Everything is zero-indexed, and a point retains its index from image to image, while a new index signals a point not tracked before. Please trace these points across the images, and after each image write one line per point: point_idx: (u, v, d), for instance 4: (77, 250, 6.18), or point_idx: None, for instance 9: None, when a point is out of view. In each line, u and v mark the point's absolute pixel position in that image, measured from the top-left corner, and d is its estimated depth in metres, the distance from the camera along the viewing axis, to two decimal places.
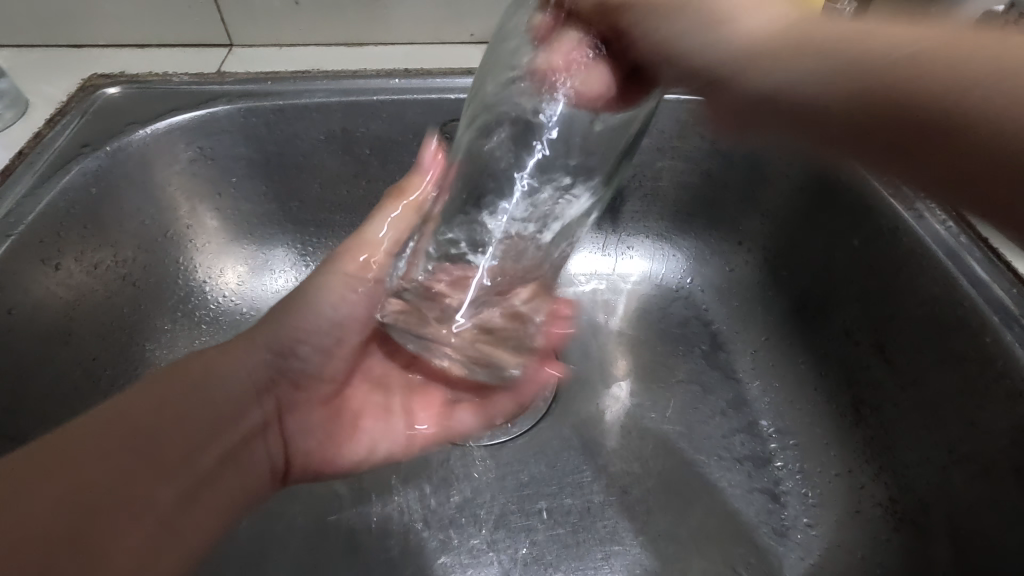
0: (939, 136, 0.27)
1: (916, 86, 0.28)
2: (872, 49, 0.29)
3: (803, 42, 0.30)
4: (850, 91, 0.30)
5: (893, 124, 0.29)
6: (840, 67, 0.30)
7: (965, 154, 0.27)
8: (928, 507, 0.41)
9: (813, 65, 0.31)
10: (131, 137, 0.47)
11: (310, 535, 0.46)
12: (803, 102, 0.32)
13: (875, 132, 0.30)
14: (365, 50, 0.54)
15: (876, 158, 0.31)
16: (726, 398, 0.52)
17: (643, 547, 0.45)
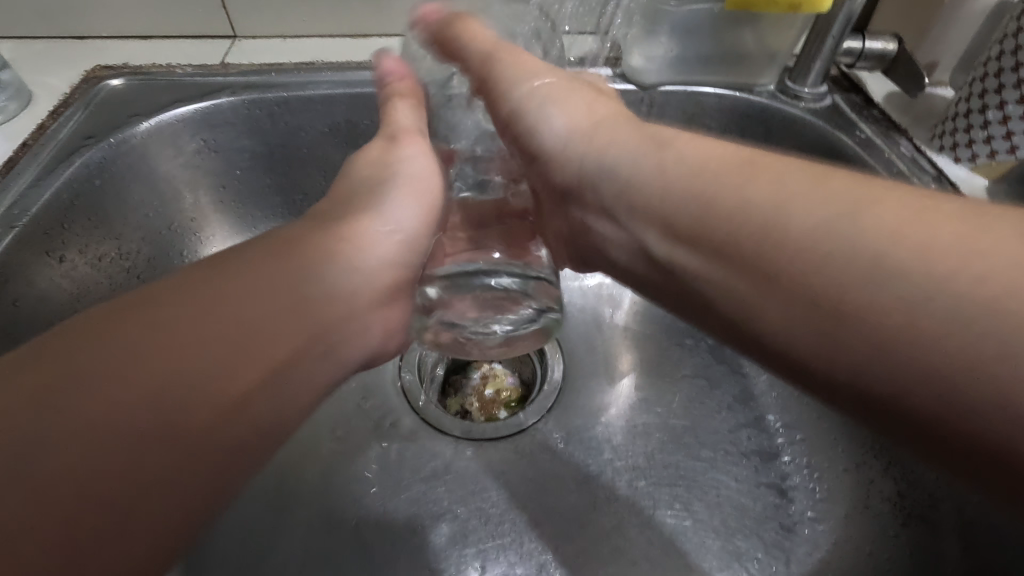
0: (873, 338, 0.22)
1: (834, 271, 0.23)
2: (781, 204, 0.25)
3: (694, 188, 0.28)
4: (740, 247, 0.26)
5: (812, 313, 0.23)
6: (733, 233, 0.26)
7: (860, 352, 0.22)
8: (937, 503, 0.41)
9: (698, 241, 0.28)
10: (135, 129, 0.46)
11: (315, 528, 0.45)
12: (652, 235, 0.30)
13: (777, 318, 0.25)
14: (370, 41, 0.54)
15: (777, 338, 0.25)
16: (732, 392, 0.52)
17: (649, 542, 0.45)
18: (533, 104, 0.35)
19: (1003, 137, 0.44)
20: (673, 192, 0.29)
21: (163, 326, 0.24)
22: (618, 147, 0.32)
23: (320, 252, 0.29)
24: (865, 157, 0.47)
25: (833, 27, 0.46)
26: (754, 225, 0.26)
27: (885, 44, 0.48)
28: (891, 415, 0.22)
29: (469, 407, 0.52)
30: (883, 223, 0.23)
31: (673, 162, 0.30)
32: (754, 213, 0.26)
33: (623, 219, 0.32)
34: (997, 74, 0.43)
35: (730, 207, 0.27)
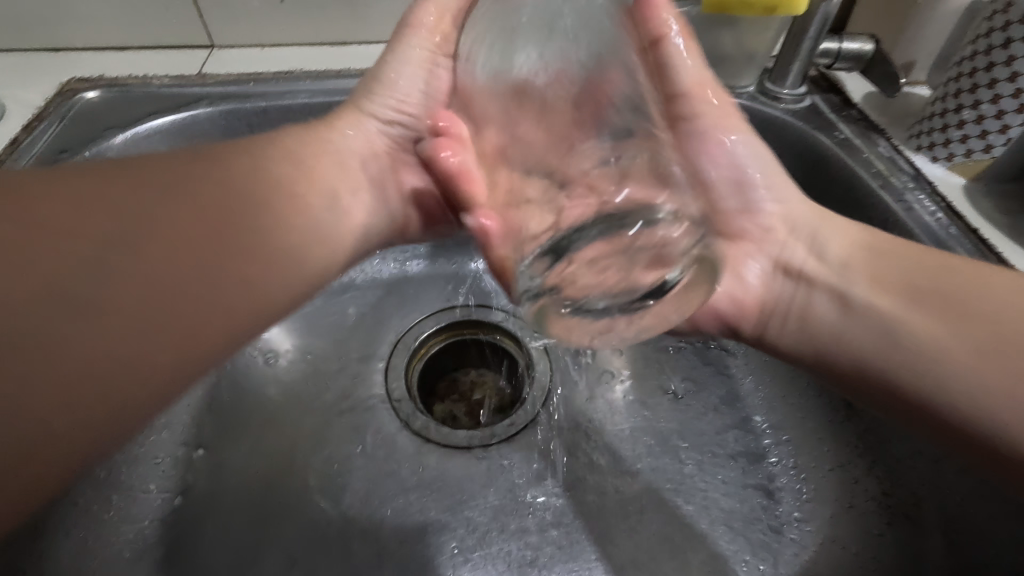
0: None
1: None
2: (989, 292, 0.33)
3: (907, 254, 0.36)
4: (966, 327, 0.32)
5: (1003, 370, 0.30)
6: (940, 299, 0.33)
7: (991, 392, 0.30)
8: (921, 502, 0.41)
9: (913, 305, 0.34)
10: (109, 142, 0.46)
11: (302, 541, 0.45)
12: (854, 286, 0.36)
13: (939, 365, 0.32)
14: (350, 49, 0.54)
15: (946, 379, 0.31)
16: (718, 394, 0.52)
17: (638, 546, 0.45)
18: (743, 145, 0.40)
19: (979, 136, 0.44)
20: (891, 274, 0.36)
21: (86, 217, 0.26)
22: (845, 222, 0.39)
23: (292, 171, 0.36)
24: (843, 156, 0.47)
25: (809, 30, 0.46)
26: (964, 298, 0.33)
27: (862, 44, 0.48)
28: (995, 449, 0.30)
29: (457, 413, 0.54)
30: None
31: (886, 238, 0.38)
32: (962, 295, 0.33)
33: (829, 274, 0.37)
34: (972, 74, 0.44)
35: (940, 274, 0.34)
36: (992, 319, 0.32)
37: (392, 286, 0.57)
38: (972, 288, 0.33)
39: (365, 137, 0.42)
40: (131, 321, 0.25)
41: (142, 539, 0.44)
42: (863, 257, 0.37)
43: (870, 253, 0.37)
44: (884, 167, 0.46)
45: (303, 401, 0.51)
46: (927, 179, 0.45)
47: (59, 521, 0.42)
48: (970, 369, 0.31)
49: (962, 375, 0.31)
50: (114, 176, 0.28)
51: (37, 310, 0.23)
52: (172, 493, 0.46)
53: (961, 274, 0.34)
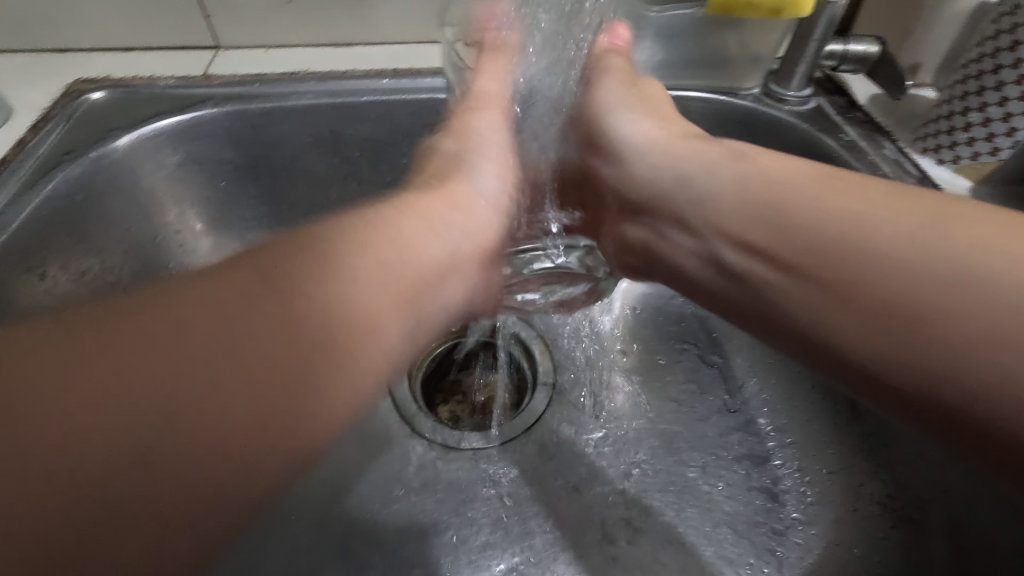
0: (907, 322, 0.25)
1: (904, 285, 0.26)
2: (868, 225, 0.28)
3: (773, 201, 0.31)
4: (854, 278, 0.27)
5: (881, 316, 0.26)
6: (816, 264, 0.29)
7: (888, 350, 0.26)
8: (926, 504, 0.41)
9: (783, 266, 0.30)
10: (113, 144, 0.46)
11: (304, 542, 0.45)
12: (725, 245, 0.33)
13: (830, 324, 0.28)
14: (354, 50, 0.54)
15: (825, 332, 0.28)
16: (722, 396, 0.52)
17: (640, 547, 0.45)
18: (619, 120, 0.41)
19: (986, 139, 0.44)
20: (755, 228, 0.32)
21: (130, 373, 0.22)
22: (695, 159, 0.36)
23: (365, 263, 0.29)
24: (850, 158, 0.47)
25: (815, 31, 0.46)
26: (838, 236, 0.28)
27: (867, 47, 0.48)
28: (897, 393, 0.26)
29: (459, 414, 0.53)
30: (960, 240, 0.26)
31: (752, 182, 0.33)
32: (841, 238, 0.28)
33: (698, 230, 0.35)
34: (980, 76, 0.44)
35: (799, 225, 0.30)
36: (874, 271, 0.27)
37: None
38: (862, 230, 0.28)
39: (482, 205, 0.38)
40: (182, 446, 0.22)
41: None
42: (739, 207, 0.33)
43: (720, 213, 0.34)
44: (891, 169, 0.46)
45: None
46: (934, 183, 0.46)
47: None
48: (859, 335, 0.27)
49: (850, 331, 0.27)
50: (176, 296, 0.25)
51: (119, 432, 0.22)
52: None
53: (856, 208, 0.29)
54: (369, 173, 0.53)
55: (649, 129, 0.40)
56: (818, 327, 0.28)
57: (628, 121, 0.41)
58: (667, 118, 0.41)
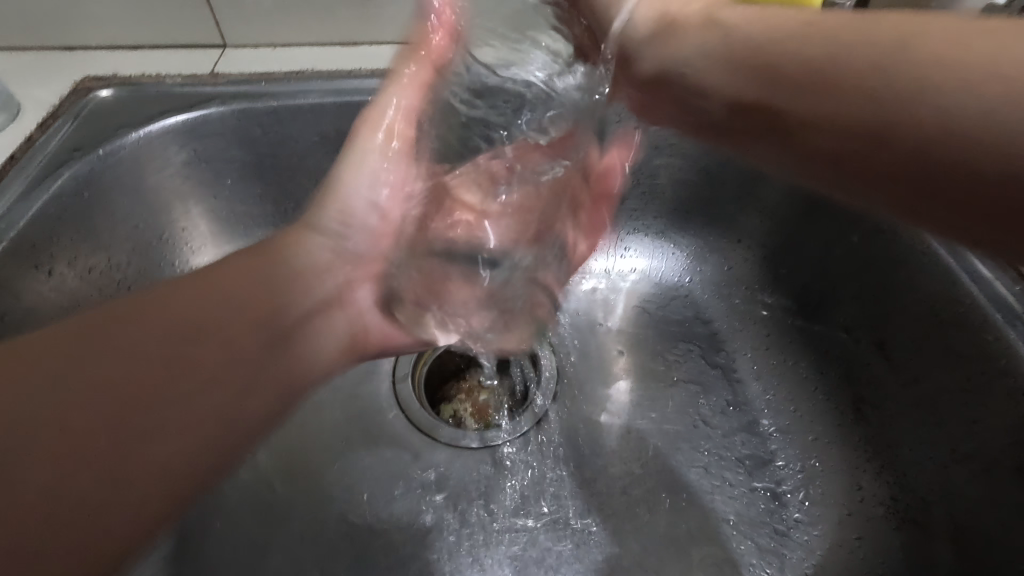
0: (956, 114, 0.23)
1: (950, 70, 0.23)
2: (859, 32, 0.25)
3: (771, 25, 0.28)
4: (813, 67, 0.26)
5: (901, 91, 0.24)
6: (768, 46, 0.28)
7: (843, 135, 0.26)
8: (929, 506, 0.41)
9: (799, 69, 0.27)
10: (124, 140, 0.46)
11: (308, 541, 0.45)
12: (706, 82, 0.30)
13: (722, 100, 0.30)
14: (360, 50, 0.54)
15: (727, 97, 0.30)
16: (726, 397, 0.52)
17: (643, 547, 0.45)
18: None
19: None
20: (714, 64, 0.30)
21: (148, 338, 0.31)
22: (681, 27, 0.32)
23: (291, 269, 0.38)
24: None
25: None
26: (821, 58, 0.26)
27: None
28: (830, 150, 0.26)
29: (463, 414, 0.53)
30: (955, 35, 0.24)
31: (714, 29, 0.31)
32: (820, 43, 0.26)
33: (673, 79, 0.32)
34: None
35: (773, 51, 0.28)
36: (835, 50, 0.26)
37: None
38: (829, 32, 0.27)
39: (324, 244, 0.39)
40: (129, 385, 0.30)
41: None
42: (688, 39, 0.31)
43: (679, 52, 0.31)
44: None
45: (311, 399, 0.52)
46: None
47: None
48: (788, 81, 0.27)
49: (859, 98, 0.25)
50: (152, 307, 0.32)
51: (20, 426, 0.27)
52: None
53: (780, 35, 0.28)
54: None
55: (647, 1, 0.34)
56: (736, 98, 0.29)
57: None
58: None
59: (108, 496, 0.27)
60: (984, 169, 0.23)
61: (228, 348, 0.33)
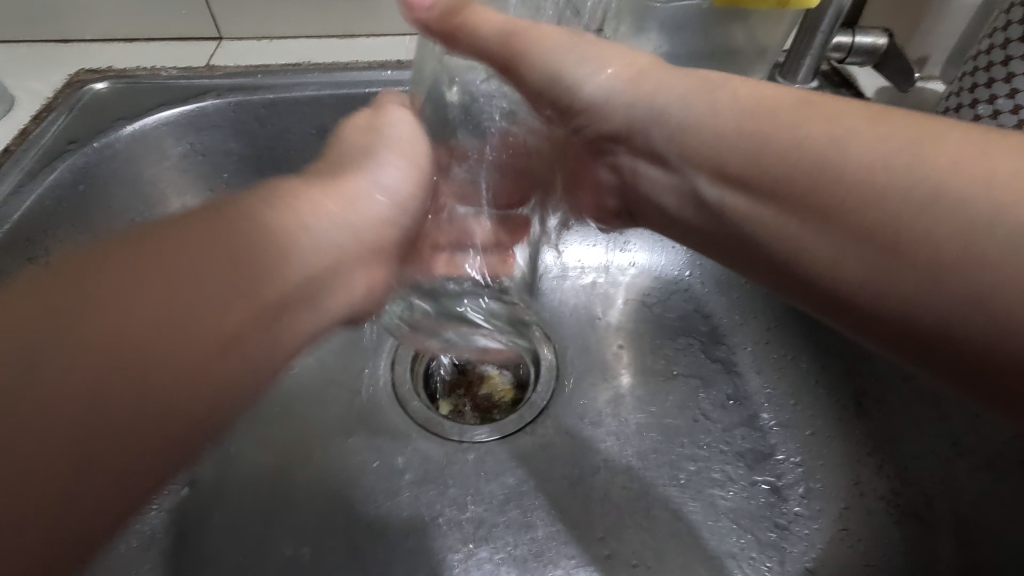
0: (890, 247, 0.26)
1: (899, 198, 0.27)
2: (842, 142, 0.29)
3: (756, 129, 0.32)
4: (798, 177, 0.30)
5: (895, 209, 0.27)
6: (765, 153, 0.31)
7: (790, 218, 0.30)
8: (932, 500, 0.41)
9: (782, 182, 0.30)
10: (119, 132, 0.46)
11: (306, 535, 0.45)
12: (703, 179, 0.34)
13: (703, 172, 0.34)
14: (358, 42, 0.54)
15: (700, 160, 0.34)
16: (726, 391, 0.52)
17: (643, 541, 0.45)
18: (583, 74, 0.38)
19: None
20: (705, 132, 0.34)
21: (132, 301, 0.26)
22: (670, 87, 0.36)
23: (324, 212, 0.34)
24: None
25: (822, 22, 0.46)
26: (786, 157, 0.30)
27: (875, 39, 0.48)
28: (754, 241, 0.32)
29: (462, 409, 0.53)
30: (911, 160, 0.27)
31: (724, 108, 0.34)
32: (787, 142, 0.30)
33: (674, 164, 0.36)
34: (988, 67, 0.43)
35: (762, 114, 0.32)
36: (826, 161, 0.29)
37: None
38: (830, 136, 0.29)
39: (375, 196, 0.37)
40: (105, 372, 0.24)
41: (148, 528, 0.44)
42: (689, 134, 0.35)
43: (687, 143, 0.35)
44: None
45: (309, 394, 0.52)
46: None
47: None
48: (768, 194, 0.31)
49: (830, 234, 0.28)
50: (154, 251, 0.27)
51: None
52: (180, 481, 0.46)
53: (758, 144, 0.32)
54: None
55: (615, 78, 0.38)
56: (721, 167, 0.33)
57: (583, 72, 0.38)
58: (629, 62, 0.38)
59: (49, 495, 0.23)
60: (885, 313, 0.27)
61: (219, 336, 0.27)
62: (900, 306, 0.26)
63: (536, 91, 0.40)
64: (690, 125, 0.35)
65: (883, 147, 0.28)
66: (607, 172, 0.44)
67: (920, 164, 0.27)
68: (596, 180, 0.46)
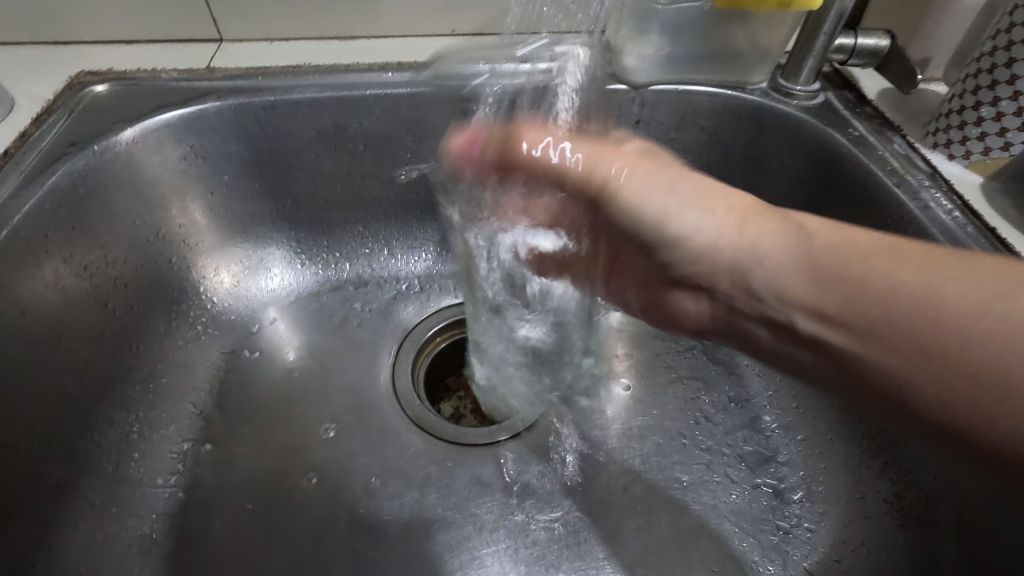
0: (974, 390, 0.25)
1: (965, 334, 0.26)
2: (931, 285, 0.27)
3: (801, 240, 0.32)
4: (858, 304, 0.29)
5: (937, 332, 0.27)
6: (821, 254, 0.31)
7: (881, 355, 0.28)
8: (934, 504, 0.39)
9: (826, 286, 0.31)
10: (119, 135, 0.46)
11: (308, 540, 0.45)
12: (801, 317, 0.32)
13: (801, 313, 0.32)
14: (358, 44, 0.53)
15: (784, 300, 0.32)
16: (728, 393, 0.52)
17: (645, 545, 0.45)
18: (673, 216, 0.35)
19: (997, 134, 0.43)
20: (790, 282, 0.32)
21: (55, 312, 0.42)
22: (695, 188, 0.35)
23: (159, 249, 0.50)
24: (859, 154, 0.46)
25: (824, 24, 0.46)
26: (885, 309, 0.28)
27: (877, 40, 0.48)
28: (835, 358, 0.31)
29: (463, 411, 0.54)
30: (916, 285, 0.28)
31: (741, 207, 0.35)
32: (881, 296, 0.29)
33: (739, 258, 0.34)
34: (991, 70, 0.42)
35: (836, 262, 0.30)
36: (840, 272, 0.30)
37: (388, 282, 0.58)
38: (864, 261, 0.30)
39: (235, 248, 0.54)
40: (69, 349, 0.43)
41: (148, 534, 0.43)
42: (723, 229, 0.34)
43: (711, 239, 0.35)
44: (900, 164, 0.45)
45: (311, 395, 0.52)
46: (943, 176, 0.44)
47: (67, 517, 0.41)
48: (821, 302, 0.31)
49: (868, 349, 0.29)
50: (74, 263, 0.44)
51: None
52: (179, 486, 0.46)
53: (755, 239, 0.34)
54: (372, 168, 0.53)
55: (721, 221, 0.34)
56: (820, 313, 0.31)
57: (681, 223, 0.35)
58: (717, 199, 0.35)
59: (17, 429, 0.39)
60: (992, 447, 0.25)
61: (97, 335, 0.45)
62: (989, 430, 0.25)
63: (630, 229, 0.37)
64: (713, 232, 0.35)
65: (937, 273, 0.27)
66: (692, 301, 0.39)
67: (961, 299, 0.26)
68: (679, 310, 0.41)
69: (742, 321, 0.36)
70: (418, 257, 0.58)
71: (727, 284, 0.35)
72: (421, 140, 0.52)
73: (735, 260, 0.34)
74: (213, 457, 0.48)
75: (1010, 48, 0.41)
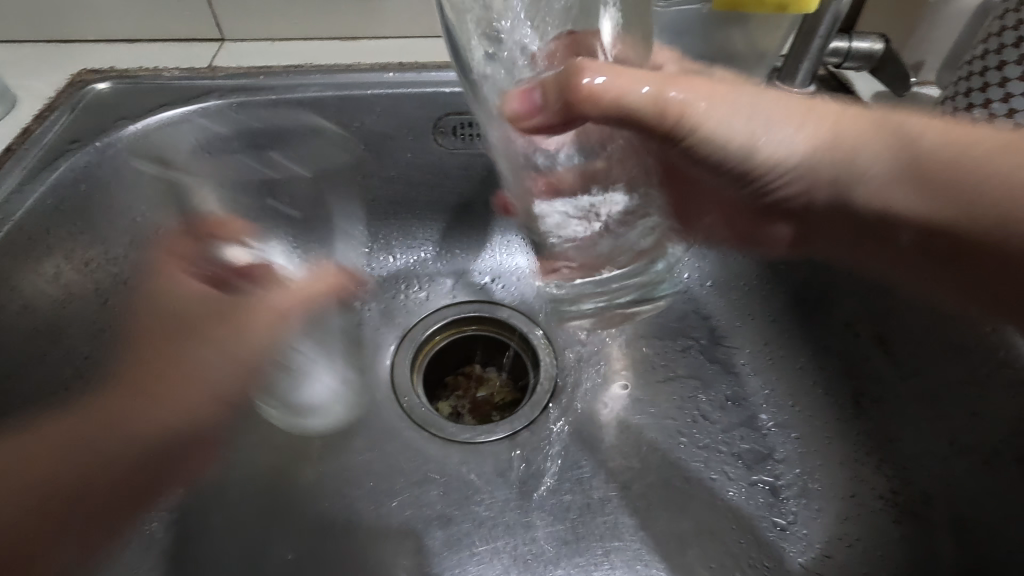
0: None
1: None
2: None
3: (890, 134, 0.34)
4: (974, 203, 0.33)
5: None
6: (918, 151, 0.34)
7: (986, 235, 0.33)
8: (930, 500, 0.40)
9: (930, 187, 0.34)
10: (121, 133, 0.46)
11: (306, 536, 0.45)
12: (910, 231, 0.36)
13: (908, 223, 0.35)
14: (360, 44, 0.54)
15: (887, 210, 0.35)
16: (726, 392, 0.52)
17: (643, 542, 0.45)
18: (764, 137, 0.35)
19: None
20: (897, 190, 0.35)
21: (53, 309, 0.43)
22: (776, 107, 0.35)
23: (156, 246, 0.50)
24: None
25: (819, 28, 0.46)
26: (986, 200, 0.32)
27: (872, 44, 0.48)
28: (943, 251, 0.35)
29: (460, 410, 0.54)
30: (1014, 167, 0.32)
31: (837, 117, 0.35)
32: (982, 185, 0.32)
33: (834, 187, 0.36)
34: (983, 73, 0.43)
35: (937, 165, 0.33)
36: (943, 167, 0.33)
37: (387, 281, 0.58)
38: (962, 147, 0.33)
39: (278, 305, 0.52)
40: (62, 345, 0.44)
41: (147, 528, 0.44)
42: (815, 154, 0.35)
43: (811, 168, 0.36)
44: None
45: None
46: None
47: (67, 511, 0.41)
48: (923, 207, 0.34)
49: (978, 243, 0.33)
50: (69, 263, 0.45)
51: None
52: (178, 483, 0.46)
53: (851, 152, 0.35)
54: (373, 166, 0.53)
55: (812, 135, 0.35)
56: (924, 221, 0.34)
57: (773, 145, 0.35)
58: (804, 111, 0.35)
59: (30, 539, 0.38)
60: None
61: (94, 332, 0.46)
62: None
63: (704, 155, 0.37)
64: (816, 162, 0.35)
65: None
66: (789, 225, 0.43)
67: None
68: (772, 235, 0.45)
69: (841, 231, 0.40)
70: (418, 256, 0.58)
71: (819, 206, 0.38)
72: (422, 140, 0.52)
73: (836, 182, 0.36)
74: (212, 454, 0.48)
75: (1001, 51, 0.42)
